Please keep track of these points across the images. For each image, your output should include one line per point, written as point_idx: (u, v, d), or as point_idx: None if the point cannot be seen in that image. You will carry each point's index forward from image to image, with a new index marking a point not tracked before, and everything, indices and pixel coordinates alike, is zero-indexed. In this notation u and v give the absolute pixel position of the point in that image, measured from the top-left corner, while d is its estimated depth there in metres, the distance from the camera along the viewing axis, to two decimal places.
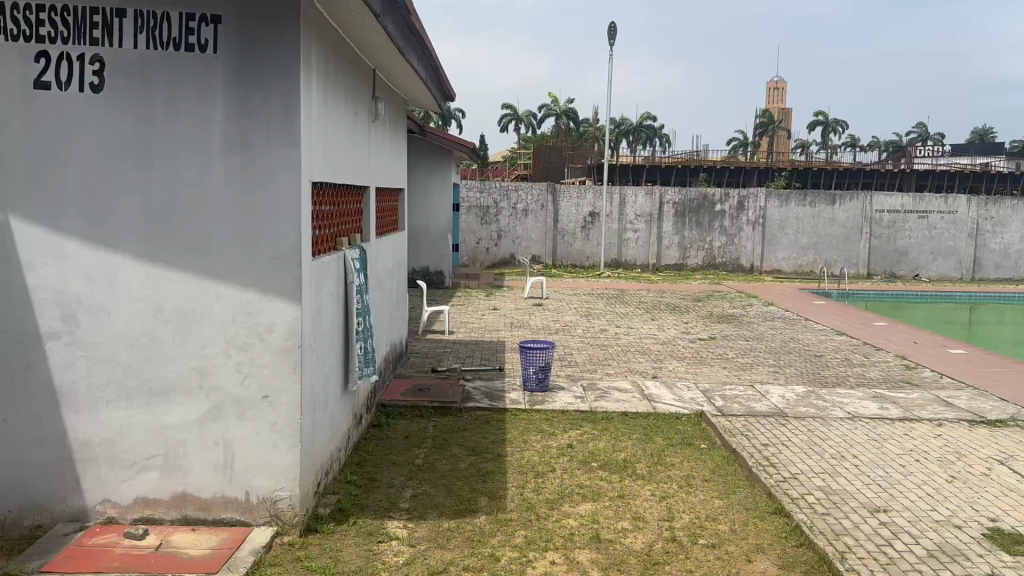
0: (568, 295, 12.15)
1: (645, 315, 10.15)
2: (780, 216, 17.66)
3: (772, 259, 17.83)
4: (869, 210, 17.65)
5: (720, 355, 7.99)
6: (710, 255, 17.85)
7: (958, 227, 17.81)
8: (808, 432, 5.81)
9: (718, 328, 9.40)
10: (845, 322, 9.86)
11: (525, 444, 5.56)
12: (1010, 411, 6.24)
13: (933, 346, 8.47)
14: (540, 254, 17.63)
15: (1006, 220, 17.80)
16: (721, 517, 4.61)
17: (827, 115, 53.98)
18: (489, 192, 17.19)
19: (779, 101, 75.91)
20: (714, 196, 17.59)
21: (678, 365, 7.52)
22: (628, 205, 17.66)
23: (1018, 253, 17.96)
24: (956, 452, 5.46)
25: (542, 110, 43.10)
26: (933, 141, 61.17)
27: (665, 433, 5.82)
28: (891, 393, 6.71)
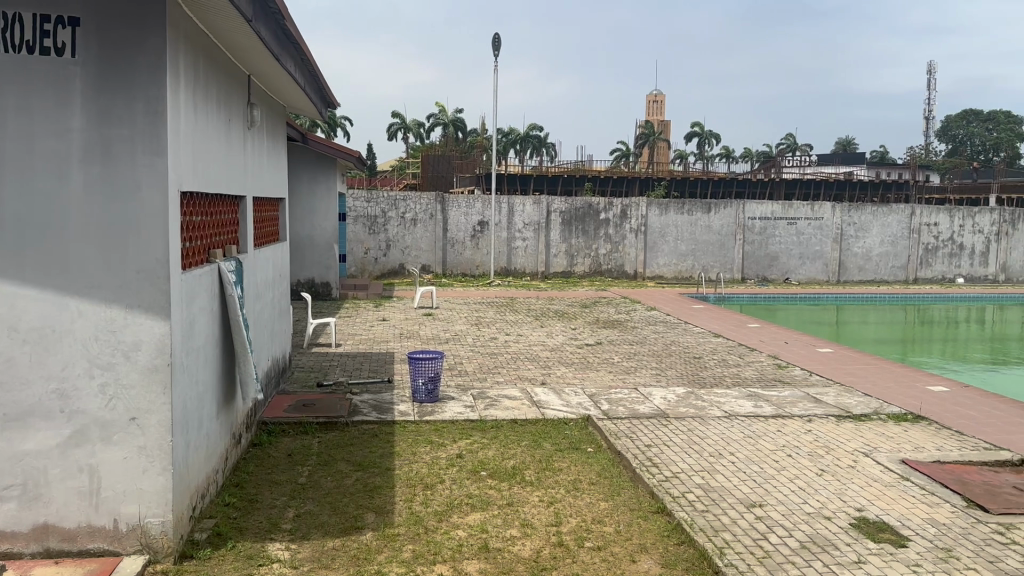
0: (457, 304, 12.15)
1: (531, 322, 10.27)
2: (661, 224, 18.30)
3: (655, 265, 18.44)
4: (742, 218, 18.53)
5: (605, 360, 8.15)
6: (596, 262, 18.27)
7: (824, 233, 18.92)
8: (688, 432, 6.00)
9: (603, 334, 9.60)
10: (722, 325, 10.26)
11: (415, 456, 5.50)
12: (873, 406, 6.65)
13: (802, 346, 8.92)
14: (429, 263, 17.54)
15: (867, 225, 19.03)
16: (606, 519, 4.68)
17: (704, 128, 56.34)
18: (377, 202, 16.89)
19: (658, 115, 78.77)
20: (600, 205, 18.00)
21: (565, 371, 7.62)
22: (517, 215, 17.83)
23: (879, 256, 19.21)
24: (824, 447, 5.77)
25: (430, 120, 43.16)
26: (803, 151, 64.96)
27: (552, 439, 5.87)
28: (765, 392, 7.03)
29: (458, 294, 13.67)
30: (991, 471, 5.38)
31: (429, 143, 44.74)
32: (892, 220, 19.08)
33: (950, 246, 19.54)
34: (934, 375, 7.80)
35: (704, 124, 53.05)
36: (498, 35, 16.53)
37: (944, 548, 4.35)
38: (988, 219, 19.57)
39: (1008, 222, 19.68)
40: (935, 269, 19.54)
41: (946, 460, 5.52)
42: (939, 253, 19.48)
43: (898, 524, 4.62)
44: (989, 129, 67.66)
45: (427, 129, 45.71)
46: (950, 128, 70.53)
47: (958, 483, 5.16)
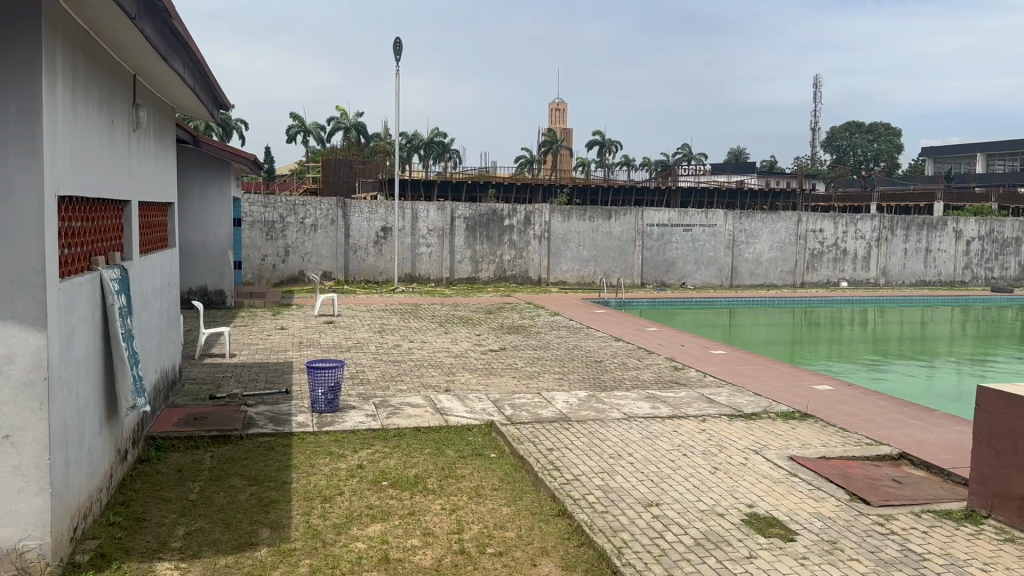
0: (360, 312, 11.96)
1: (435, 329, 10.22)
2: (563, 230, 18.58)
3: (558, 271, 18.69)
4: (641, 224, 19.04)
5: (509, 365, 8.20)
6: (501, 268, 18.38)
7: (717, 239, 19.68)
8: (589, 434, 6.10)
9: (507, 339, 9.66)
10: (622, 329, 10.51)
11: (313, 468, 5.37)
12: (762, 405, 6.95)
13: (696, 348, 9.24)
14: (331, 269, 17.22)
15: (757, 232, 19.92)
16: (508, 524, 4.70)
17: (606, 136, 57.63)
18: (274, 207, 16.53)
19: (561, 123, 80.12)
20: (504, 211, 18.14)
21: (469, 378, 7.62)
22: (420, 220, 17.75)
23: (769, 261, 20.13)
24: (717, 445, 5.98)
25: (332, 124, 42.44)
26: (699, 159, 67.44)
27: (455, 446, 5.85)
28: (662, 393, 7.23)
29: (363, 301, 13.47)
30: (872, 465, 5.71)
31: (331, 147, 43.97)
32: (780, 227, 20.04)
33: (835, 251, 20.65)
34: (818, 374, 8.21)
35: (605, 133, 54.30)
36: (401, 40, 16.42)
37: (829, 540, 4.58)
38: (868, 226, 20.80)
39: (886, 229, 20.97)
40: (820, 273, 20.60)
41: (831, 455, 5.82)
42: (824, 258, 20.56)
43: (786, 519, 4.84)
44: (870, 141, 72.05)
45: (330, 132, 44.91)
46: (835, 139, 74.68)
47: (841, 477, 5.45)
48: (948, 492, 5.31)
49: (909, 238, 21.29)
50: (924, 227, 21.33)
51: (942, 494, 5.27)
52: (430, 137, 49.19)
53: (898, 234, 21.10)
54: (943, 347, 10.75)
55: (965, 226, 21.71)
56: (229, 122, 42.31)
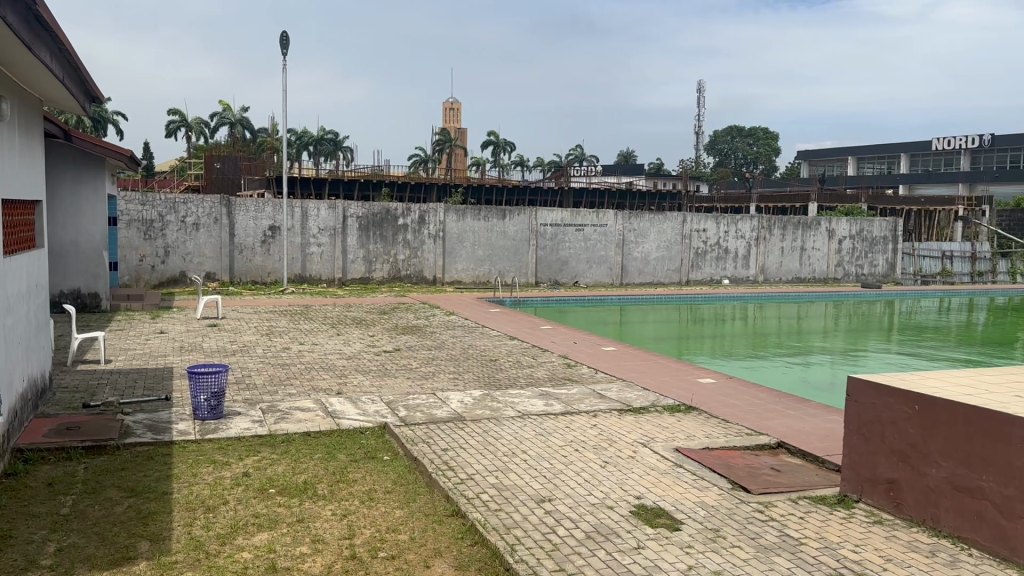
0: (247, 314, 11.56)
1: (327, 331, 10.00)
2: (458, 230, 18.57)
3: (453, 271, 18.68)
4: (535, 224, 19.28)
5: (404, 366, 8.13)
6: (395, 268, 18.17)
7: (608, 238, 20.18)
8: (484, 433, 6.13)
9: (401, 339, 9.57)
10: (517, 328, 10.62)
11: (195, 478, 5.15)
12: (651, 399, 7.17)
13: (589, 345, 9.44)
14: (214, 271, 16.55)
15: (645, 231, 20.57)
16: (401, 527, 4.65)
17: (498, 136, 58.08)
18: (152, 205, 15.77)
19: (455, 121, 80.11)
20: (397, 210, 17.95)
21: (362, 379, 7.50)
22: (310, 219, 17.37)
23: (656, 259, 20.81)
24: (608, 440, 6.12)
25: (217, 118, 40.92)
26: (592, 161, 69.02)
27: (346, 450, 5.74)
28: (555, 390, 7.35)
29: (251, 303, 13.03)
30: (752, 454, 5.99)
31: (216, 142, 42.29)
32: (666, 226, 20.76)
33: (717, 250, 21.57)
34: (701, 368, 8.55)
35: (499, 132, 54.74)
36: (288, 33, 15.97)
37: (712, 528, 4.78)
38: (748, 225, 21.86)
39: (764, 228, 22.09)
40: (704, 271, 21.47)
41: (714, 446, 6.07)
42: (708, 256, 21.44)
43: (672, 509, 5.02)
44: (751, 145, 75.78)
45: (215, 126, 43.19)
46: (718, 142, 77.90)
47: (724, 467, 5.70)
48: (822, 478, 5.65)
49: (786, 237, 22.51)
50: (799, 227, 22.61)
51: (817, 481, 5.61)
52: (321, 134, 48.13)
53: (776, 233, 22.29)
54: (815, 340, 11.41)
55: (837, 226, 23.13)
56: (103, 115, 39.98)
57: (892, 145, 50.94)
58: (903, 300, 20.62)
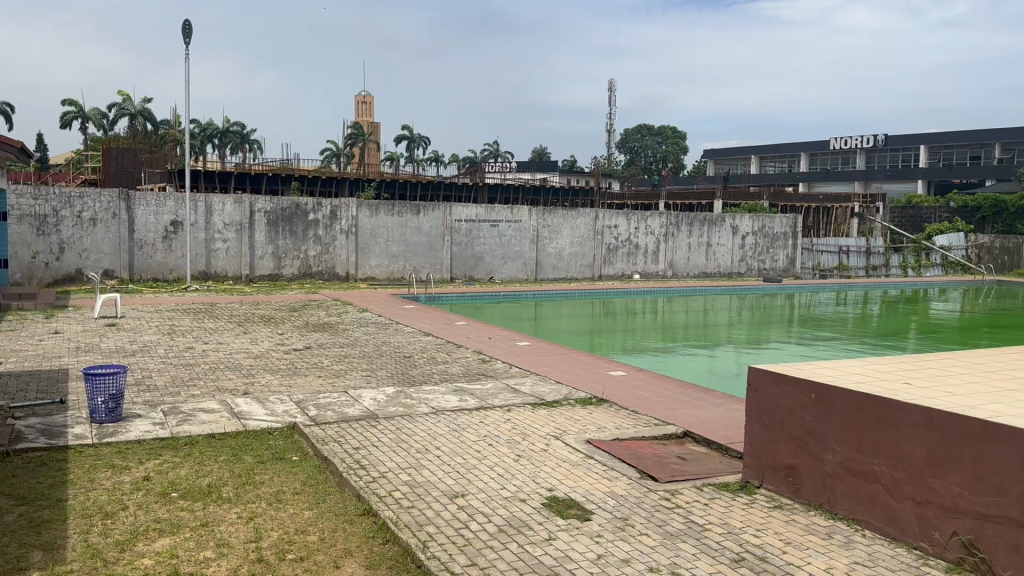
0: (147, 313, 11.10)
1: (233, 329, 9.72)
2: (371, 225, 18.37)
3: (366, 267, 18.47)
4: (449, 219, 19.22)
5: (315, 364, 7.99)
6: (305, 264, 17.85)
7: (522, 234, 20.33)
8: (396, 430, 6.09)
9: (313, 337, 9.40)
10: (431, 324, 10.59)
11: (92, 483, 4.93)
12: (564, 392, 7.28)
13: (503, 340, 9.49)
14: (113, 268, 15.88)
15: (558, 227, 20.82)
16: (310, 528, 4.57)
17: (412, 132, 57.73)
18: (46, 198, 15.08)
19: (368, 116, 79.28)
20: (307, 205, 17.63)
21: (270, 379, 7.33)
22: (215, 214, 16.84)
23: (569, 255, 21.09)
24: (521, 433, 6.18)
25: (117, 109, 39.24)
26: (507, 157, 69.45)
27: (254, 451, 5.60)
28: (470, 385, 7.37)
29: (150, 301, 12.52)
30: (660, 444, 6.16)
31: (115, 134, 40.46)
32: (580, 223, 21.06)
33: (628, 246, 22.06)
34: (613, 361, 8.72)
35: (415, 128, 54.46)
36: (191, 23, 15.42)
37: (621, 517, 4.89)
38: (658, 222, 22.42)
39: (672, 225, 22.69)
40: (616, 266, 21.90)
41: (624, 437, 6.20)
42: (619, 252, 21.90)
43: (583, 499, 5.11)
44: (660, 143, 77.87)
45: (114, 117, 41.31)
46: (629, 140, 79.50)
47: (633, 457, 5.83)
48: (727, 465, 5.85)
49: (693, 234, 23.18)
50: (705, 224, 23.33)
51: (721, 468, 5.81)
52: (228, 127, 46.74)
53: (684, 230, 22.93)
54: (720, 332, 11.79)
55: (740, 222, 23.98)
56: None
57: (793, 144, 53.06)
58: (802, 293, 21.55)
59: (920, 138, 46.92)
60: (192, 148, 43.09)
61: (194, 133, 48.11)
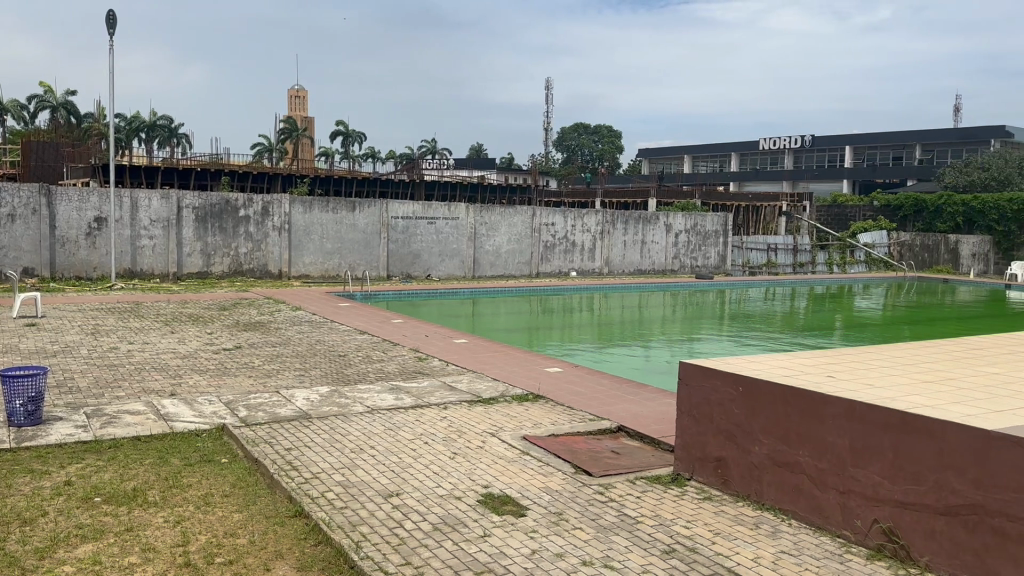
0: (69, 312, 10.72)
1: (160, 328, 9.47)
2: (305, 222, 18.10)
3: (300, 264, 18.21)
4: (386, 216, 19.07)
5: (246, 363, 7.85)
6: (236, 262, 17.53)
7: (460, 231, 20.29)
8: (330, 430, 6.03)
9: (244, 336, 9.23)
10: (366, 322, 10.52)
11: (8, 489, 4.75)
12: (500, 389, 7.32)
13: (441, 338, 9.49)
14: (32, 265, 15.41)
15: (496, 225, 20.86)
16: (239, 531, 4.50)
17: (347, 129, 57.10)
18: None
19: (302, 111, 78.08)
20: (237, 201, 17.30)
21: (199, 379, 7.18)
22: (141, 210, 16.40)
23: (507, 253, 21.16)
24: (457, 431, 6.18)
25: (38, 101, 37.80)
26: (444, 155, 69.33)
27: (181, 453, 5.48)
28: (406, 384, 7.34)
29: (72, 300, 12.09)
30: (595, 439, 6.24)
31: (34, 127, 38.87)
32: (517, 220, 21.14)
33: (565, 244, 22.24)
34: (549, 358, 8.79)
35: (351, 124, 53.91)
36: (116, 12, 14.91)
37: (556, 512, 4.95)
38: (594, 219, 22.66)
39: (608, 223, 22.96)
40: (553, 264, 22.06)
41: (559, 432, 6.27)
42: (556, 250, 22.06)
43: (519, 495, 5.15)
44: (596, 142, 78.77)
45: (32, 109, 39.68)
46: (566, 139, 80.15)
47: (568, 452, 5.90)
48: (659, 458, 5.97)
49: (628, 231, 23.51)
50: (640, 222, 23.68)
51: (653, 461, 5.92)
52: (156, 121, 45.49)
53: (619, 228, 23.22)
54: (654, 328, 11.99)
55: (674, 220, 24.43)
56: None
57: (724, 144, 54.24)
58: (732, 289, 22.06)
59: (845, 139, 48.47)
60: (118, 142, 41.67)
61: (120, 127, 46.59)
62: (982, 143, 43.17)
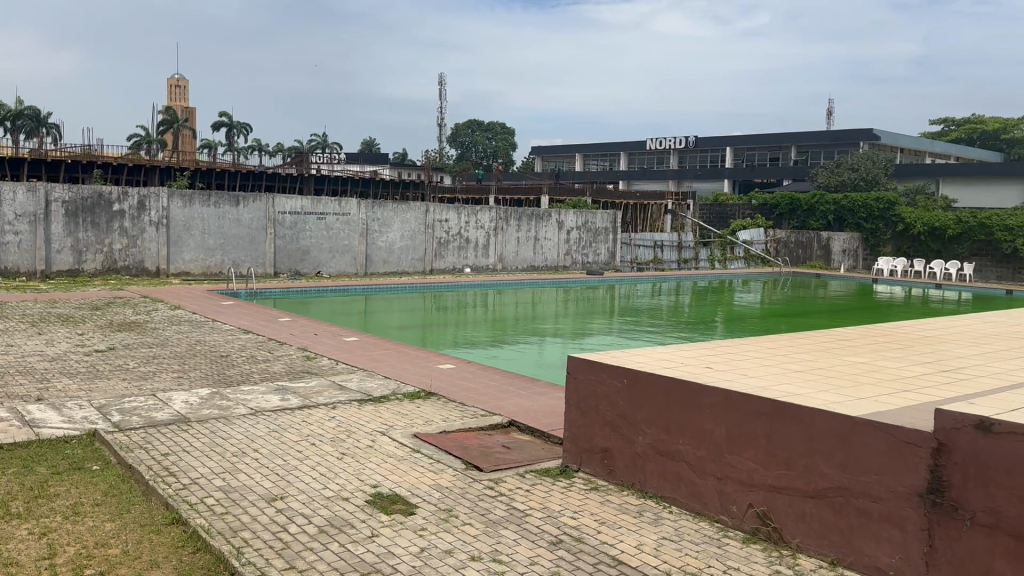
0: None
1: (24, 330, 8.93)
2: (184, 217, 17.46)
3: (179, 261, 17.56)
4: (272, 212, 18.60)
5: (121, 366, 7.51)
6: (110, 259, 16.78)
7: (351, 227, 20.00)
8: (210, 434, 5.85)
9: (117, 337, 8.83)
10: (252, 320, 10.26)
11: None
12: (391, 387, 7.28)
13: (330, 336, 9.36)
14: None
15: (389, 221, 20.68)
16: (111, 541, 4.31)
17: (231, 122, 55.36)
18: None
19: (184, 101, 75.01)
20: (111, 194, 16.55)
21: (69, 383, 6.82)
22: (5, 204, 15.51)
23: (400, 249, 21.03)
24: (346, 431, 6.12)
25: None
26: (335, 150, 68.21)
27: (47, 461, 5.20)
28: (293, 384, 7.20)
29: None
30: (486, 434, 6.30)
31: None
32: (410, 216, 21.02)
33: (459, 240, 22.27)
34: (441, 355, 8.81)
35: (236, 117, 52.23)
36: None
37: (446, 509, 4.97)
38: (487, 216, 22.83)
39: (501, 220, 23.17)
40: (447, 260, 22.05)
41: (450, 430, 6.28)
42: (450, 246, 22.05)
43: (407, 493, 5.14)
44: (489, 138, 78.76)
45: None
46: (460, 135, 80.08)
47: (459, 448, 5.93)
48: (548, 451, 6.09)
49: (521, 228, 23.82)
50: (533, 219, 24.04)
51: (543, 455, 6.03)
52: (19, 110, 42.87)
53: (512, 225, 23.48)
54: (546, 323, 12.21)
55: (565, 218, 24.94)
56: None
57: (614, 143, 55.48)
58: (621, 285, 22.63)
59: (727, 140, 50.44)
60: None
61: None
62: (853, 146, 45.68)
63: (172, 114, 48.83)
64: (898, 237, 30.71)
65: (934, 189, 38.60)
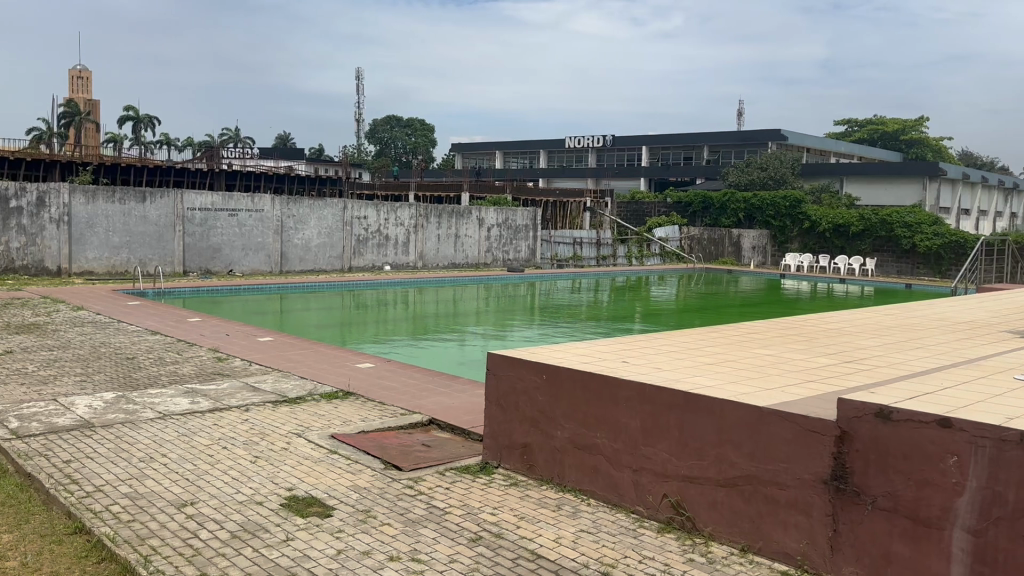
0: None
1: None
2: (88, 214, 16.73)
3: (81, 260, 16.86)
4: (180, 208, 18.00)
5: (17, 370, 7.16)
6: (6, 258, 16.03)
7: (265, 224, 19.57)
8: (116, 439, 5.64)
9: (13, 340, 8.41)
10: (161, 321, 9.93)
11: None
12: (307, 388, 7.16)
13: (243, 336, 9.14)
14: None
15: (305, 218, 20.33)
16: (9, 553, 4.10)
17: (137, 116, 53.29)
18: None
19: (88, 92, 71.77)
20: (6, 190, 15.76)
21: None
22: None
23: (317, 246, 20.69)
24: (260, 433, 5.99)
25: None
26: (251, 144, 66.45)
27: None
28: (203, 386, 7.00)
29: None
30: (404, 433, 6.27)
31: None
32: (326, 213, 20.71)
33: (378, 237, 22.05)
34: (359, 353, 8.71)
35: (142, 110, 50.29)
36: None
37: (363, 509, 4.93)
38: (407, 213, 22.67)
39: (421, 217, 23.06)
40: (366, 258, 21.81)
41: (368, 429, 6.23)
42: (369, 243, 21.81)
43: (325, 495, 5.07)
44: (410, 135, 78.09)
45: None
46: (380, 131, 79.11)
47: (377, 448, 5.89)
48: (467, 449, 6.10)
49: (441, 225, 23.76)
50: (453, 216, 24.02)
51: (462, 452, 6.05)
52: None
53: (432, 222, 23.40)
54: (465, 321, 12.24)
55: (486, 215, 25.01)
56: None
57: (533, 141, 55.89)
58: (541, 281, 22.87)
59: (643, 140, 51.44)
60: None
61: None
62: (762, 146, 47.29)
63: (71, 106, 46.72)
64: (804, 235, 32.11)
65: (839, 188, 40.37)
